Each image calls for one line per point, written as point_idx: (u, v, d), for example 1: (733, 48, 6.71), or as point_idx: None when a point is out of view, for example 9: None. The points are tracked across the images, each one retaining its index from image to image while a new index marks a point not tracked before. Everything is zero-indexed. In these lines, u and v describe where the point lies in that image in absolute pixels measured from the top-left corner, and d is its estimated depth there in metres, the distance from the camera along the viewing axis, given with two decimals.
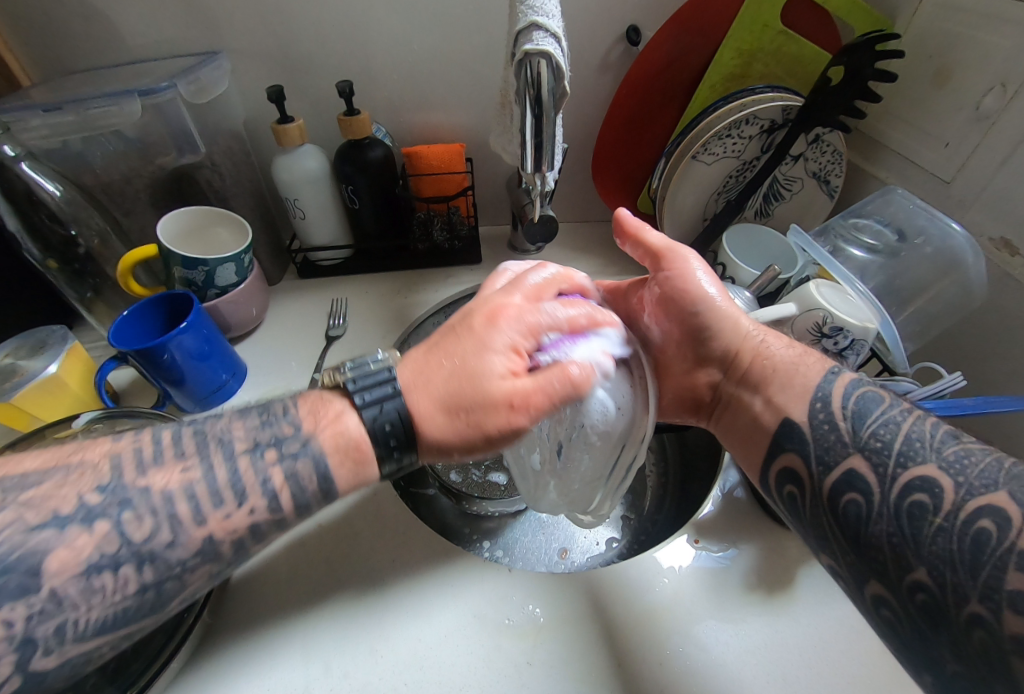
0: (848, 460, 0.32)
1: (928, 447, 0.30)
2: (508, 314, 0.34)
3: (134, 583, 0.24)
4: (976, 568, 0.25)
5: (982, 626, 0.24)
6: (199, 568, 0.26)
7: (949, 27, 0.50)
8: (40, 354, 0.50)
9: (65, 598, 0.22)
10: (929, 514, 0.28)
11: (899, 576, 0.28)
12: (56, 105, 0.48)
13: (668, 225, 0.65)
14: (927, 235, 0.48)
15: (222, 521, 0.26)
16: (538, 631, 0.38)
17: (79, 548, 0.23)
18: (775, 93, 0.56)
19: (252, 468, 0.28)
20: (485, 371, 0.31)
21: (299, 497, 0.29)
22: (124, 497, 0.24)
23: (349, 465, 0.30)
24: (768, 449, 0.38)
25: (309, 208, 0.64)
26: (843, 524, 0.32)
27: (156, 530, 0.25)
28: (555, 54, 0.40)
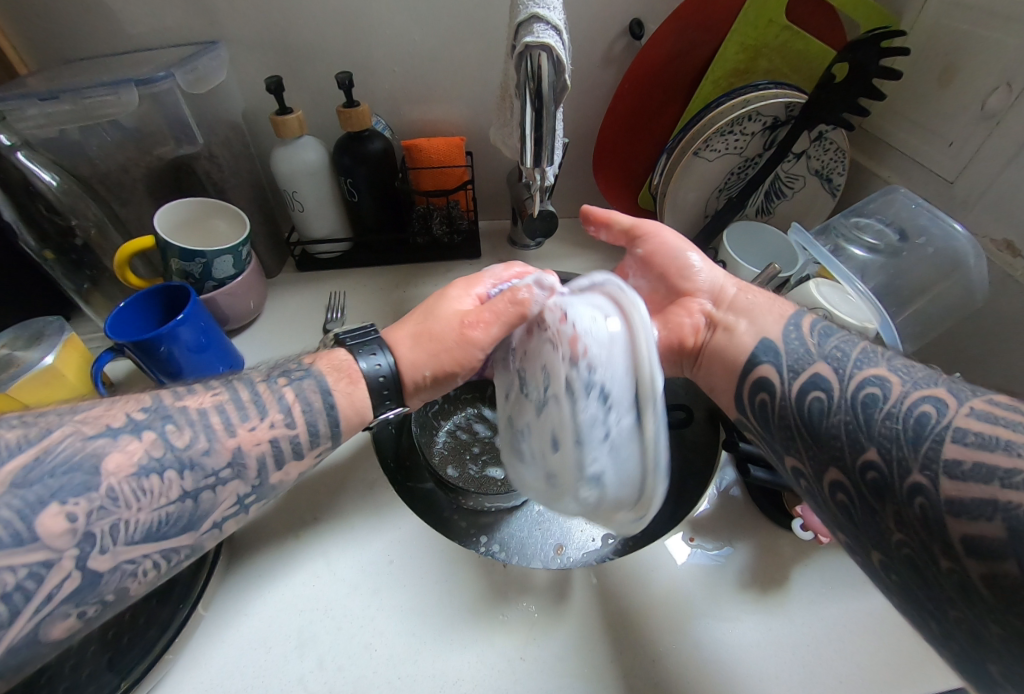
0: (814, 366, 0.34)
1: (879, 356, 0.32)
2: (464, 281, 0.45)
3: (176, 488, 0.28)
4: (919, 442, 0.26)
5: (923, 494, 0.25)
6: (229, 482, 0.30)
7: (955, 25, 0.49)
8: (37, 345, 0.50)
9: (120, 497, 0.26)
10: (879, 403, 0.29)
11: (853, 460, 0.28)
12: (52, 94, 0.47)
13: (668, 221, 0.65)
14: (929, 235, 0.47)
15: (248, 432, 0.31)
16: (532, 626, 0.38)
17: (131, 452, 0.27)
18: (780, 89, 0.55)
19: (269, 391, 0.34)
20: (444, 308, 0.42)
21: (310, 419, 0.34)
22: (167, 414, 0.29)
23: (343, 383, 0.36)
24: (743, 364, 0.38)
25: (308, 201, 0.64)
26: (805, 418, 0.32)
27: (194, 439, 0.29)
28: (556, 47, 0.40)
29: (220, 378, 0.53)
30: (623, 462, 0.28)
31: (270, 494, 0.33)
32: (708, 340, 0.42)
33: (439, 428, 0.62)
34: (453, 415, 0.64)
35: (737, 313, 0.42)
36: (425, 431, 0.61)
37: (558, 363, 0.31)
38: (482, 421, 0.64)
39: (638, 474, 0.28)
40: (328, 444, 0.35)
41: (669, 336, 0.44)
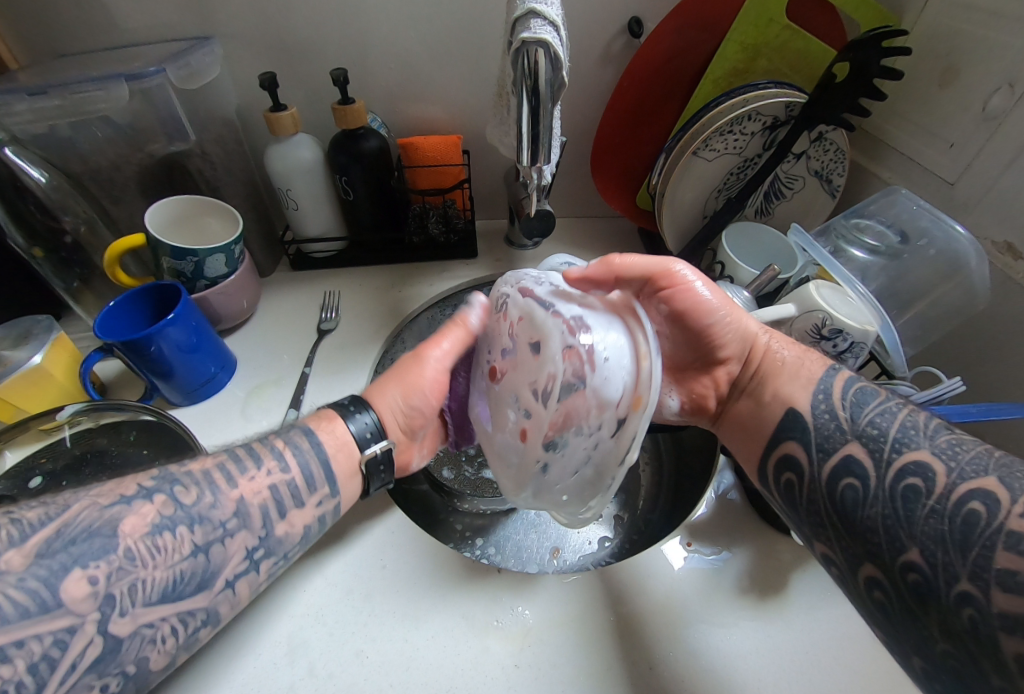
0: (847, 447, 0.34)
1: (921, 437, 0.32)
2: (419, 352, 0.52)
3: (188, 543, 0.28)
4: (966, 547, 0.27)
5: (971, 604, 0.26)
6: (237, 534, 0.30)
7: (957, 25, 0.49)
8: (25, 344, 0.49)
9: (137, 556, 0.26)
10: (922, 497, 0.29)
11: (892, 559, 0.29)
12: (41, 89, 0.46)
13: (667, 221, 0.64)
14: (930, 238, 0.47)
15: (249, 483, 0.32)
16: (527, 633, 0.38)
17: (145, 514, 0.27)
18: (780, 88, 0.54)
19: (262, 444, 0.35)
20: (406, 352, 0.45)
21: (304, 467, 0.35)
22: (173, 477, 0.30)
23: (322, 422, 0.38)
24: (766, 443, 0.40)
25: (302, 199, 0.63)
26: (839, 506, 0.33)
27: (201, 495, 0.30)
28: (553, 43, 0.39)
29: (211, 379, 0.52)
30: (614, 340, 0.30)
31: (279, 547, 0.33)
32: (734, 407, 0.43)
33: None
34: None
35: (762, 377, 0.42)
36: None
37: (521, 314, 0.36)
38: None
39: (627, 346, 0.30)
40: (325, 490, 0.36)
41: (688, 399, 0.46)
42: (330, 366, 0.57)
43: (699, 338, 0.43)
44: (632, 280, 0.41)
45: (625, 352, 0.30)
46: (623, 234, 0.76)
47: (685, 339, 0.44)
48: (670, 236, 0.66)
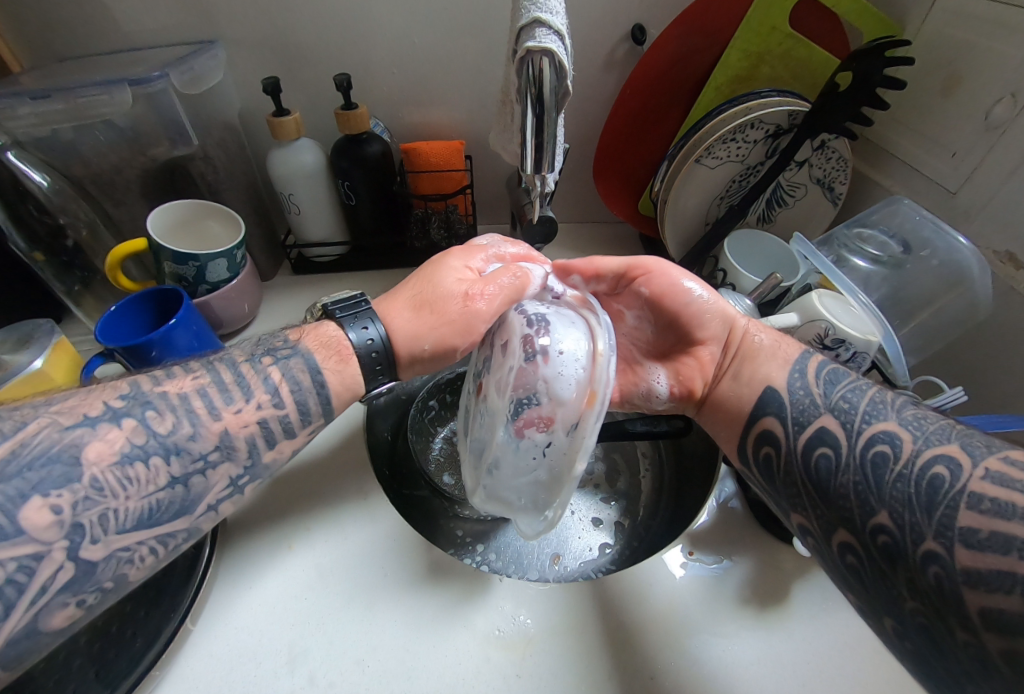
0: (820, 419, 0.34)
1: (890, 408, 0.32)
2: (461, 251, 0.44)
3: (163, 475, 0.28)
4: (932, 507, 0.26)
5: (937, 563, 0.24)
6: (219, 464, 0.30)
7: (960, 35, 0.49)
8: (26, 348, 0.48)
9: (105, 485, 0.25)
10: (889, 462, 0.29)
11: (863, 523, 0.29)
12: (43, 92, 0.46)
13: (669, 228, 0.64)
14: (933, 249, 0.47)
15: (234, 414, 0.31)
16: (528, 642, 0.38)
17: (112, 441, 0.26)
18: (782, 97, 0.55)
19: (253, 370, 0.33)
20: (440, 279, 0.41)
21: (298, 397, 0.34)
22: (146, 400, 0.29)
23: (333, 361, 0.35)
24: (746, 420, 0.39)
25: (304, 204, 0.63)
26: (814, 473, 0.33)
27: (176, 425, 0.29)
28: (558, 52, 0.39)
29: None
30: (572, 341, 0.33)
31: (263, 475, 0.33)
32: (714, 387, 0.42)
33: (434, 435, 0.60)
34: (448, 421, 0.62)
35: (739, 356, 0.42)
36: (421, 436, 0.60)
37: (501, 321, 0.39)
38: None
39: (584, 345, 0.32)
40: (319, 418, 0.35)
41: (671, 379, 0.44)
42: None
43: (677, 322, 0.45)
44: (609, 274, 0.47)
45: (581, 350, 0.32)
46: (624, 239, 0.76)
47: (664, 323, 0.46)
48: (672, 243, 0.66)
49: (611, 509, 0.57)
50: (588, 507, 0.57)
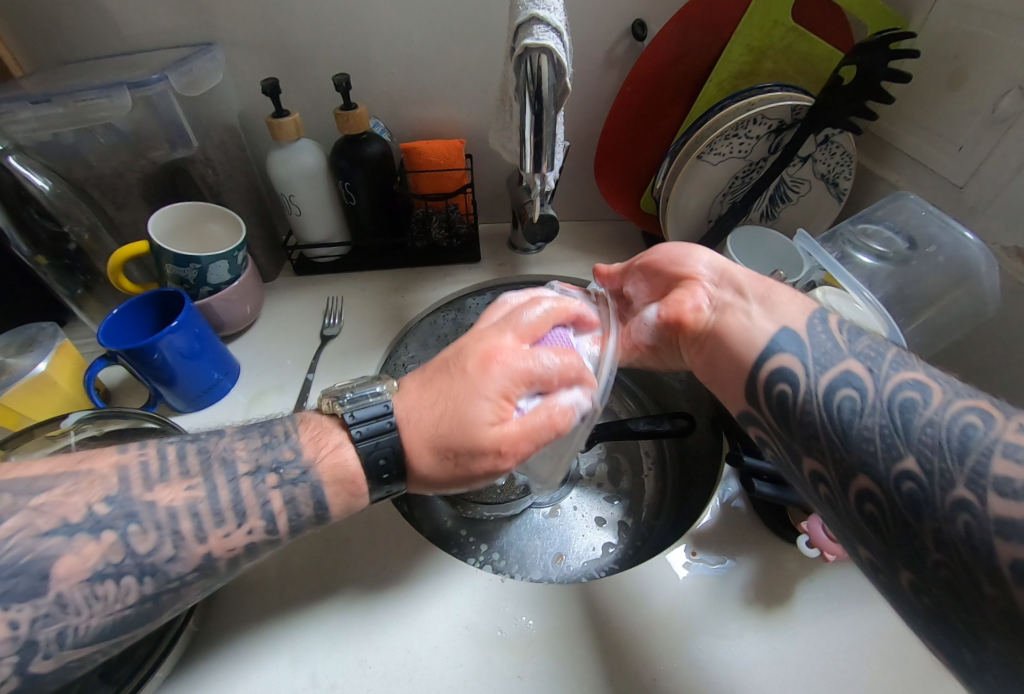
0: (845, 362, 0.33)
1: (917, 360, 0.31)
2: (503, 352, 0.35)
3: (135, 593, 0.26)
4: (964, 456, 0.25)
5: (969, 512, 0.23)
6: (194, 583, 0.28)
7: (966, 26, 0.48)
8: (30, 351, 0.49)
9: (70, 602, 0.24)
10: (919, 409, 0.28)
11: (887, 469, 0.27)
12: (45, 97, 0.46)
13: (671, 225, 0.64)
14: (939, 244, 0.46)
15: (221, 538, 0.28)
16: (530, 643, 0.37)
17: (86, 556, 0.25)
18: (784, 91, 0.54)
19: (253, 489, 0.30)
20: (474, 416, 0.32)
21: (294, 519, 0.31)
22: (132, 510, 0.26)
23: (343, 496, 0.32)
24: (754, 358, 0.37)
25: (305, 204, 0.63)
26: (832, 418, 0.31)
27: (159, 544, 0.27)
28: (556, 50, 0.39)
29: (215, 386, 0.52)
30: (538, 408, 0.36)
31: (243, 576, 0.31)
32: (720, 325, 0.40)
33: None
34: None
35: (747, 297, 0.41)
36: None
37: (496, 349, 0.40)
38: None
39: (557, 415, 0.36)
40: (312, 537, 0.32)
41: (670, 315, 0.43)
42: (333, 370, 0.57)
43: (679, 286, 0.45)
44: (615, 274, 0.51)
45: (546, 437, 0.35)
46: (627, 237, 0.76)
47: (666, 289, 0.46)
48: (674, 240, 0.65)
49: (615, 508, 0.57)
50: (591, 506, 0.57)
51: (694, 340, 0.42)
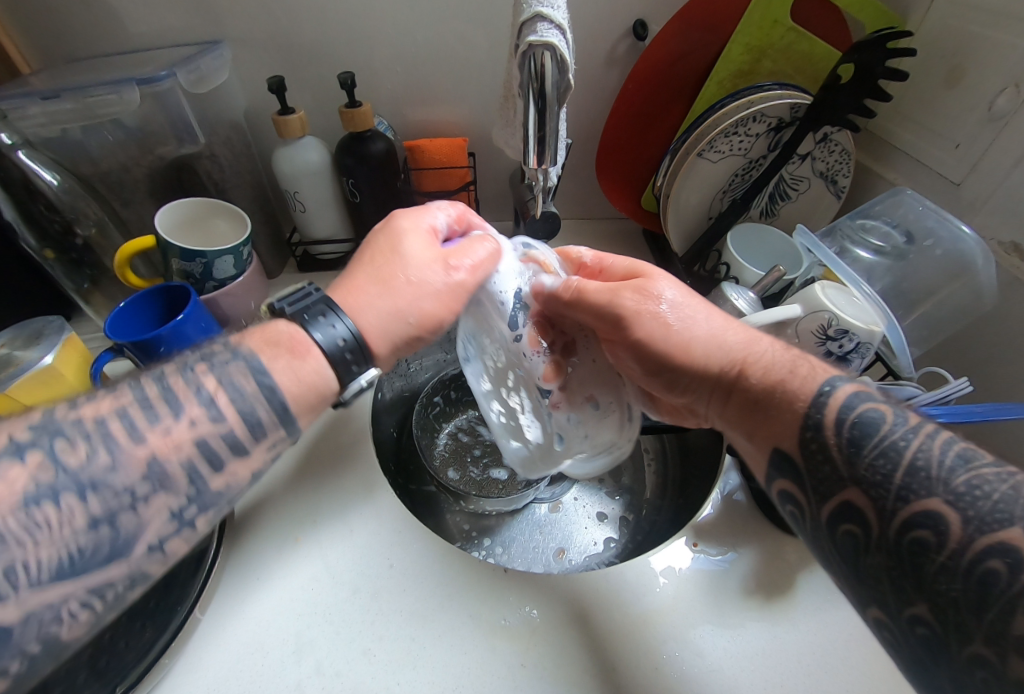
0: (843, 493, 0.28)
1: (935, 476, 0.25)
2: (412, 212, 0.40)
3: (81, 514, 0.24)
4: (982, 608, 0.22)
5: (986, 667, 0.22)
6: (152, 497, 0.26)
7: (963, 26, 0.49)
8: (37, 344, 0.49)
9: (7, 533, 0.22)
10: (930, 553, 0.24)
11: (898, 605, 0.25)
12: (54, 92, 0.47)
13: (672, 223, 0.64)
14: (937, 238, 0.47)
15: (164, 437, 0.27)
16: (534, 631, 0.38)
17: (13, 481, 0.23)
18: (783, 90, 0.55)
19: (184, 381, 0.29)
20: (408, 254, 0.37)
21: (244, 408, 0.29)
22: (56, 429, 0.26)
23: (285, 359, 0.31)
24: (767, 470, 0.33)
25: (309, 200, 0.64)
26: (839, 548, 0.29)
27: (93, 455, 0.25)
28: (560, 46, 0.39)
29: None
30: None
31: (217, 505, 0.29)
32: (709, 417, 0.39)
33: (440, 431, 0.61)
34: (454, 417, 0.63)
35: (748, 396, 0.34)
36: (426, 433, 0.60)
37: None
38: (483, 424, 0.64)
39: None
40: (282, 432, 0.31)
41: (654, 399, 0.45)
42: None
43: None
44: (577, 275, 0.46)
45: None
46: (628, 234, 0.76)
47: None
48: (674, 237, 0.66)
49: (615, 503, 0.58)
50: (593, 501, 0.57)
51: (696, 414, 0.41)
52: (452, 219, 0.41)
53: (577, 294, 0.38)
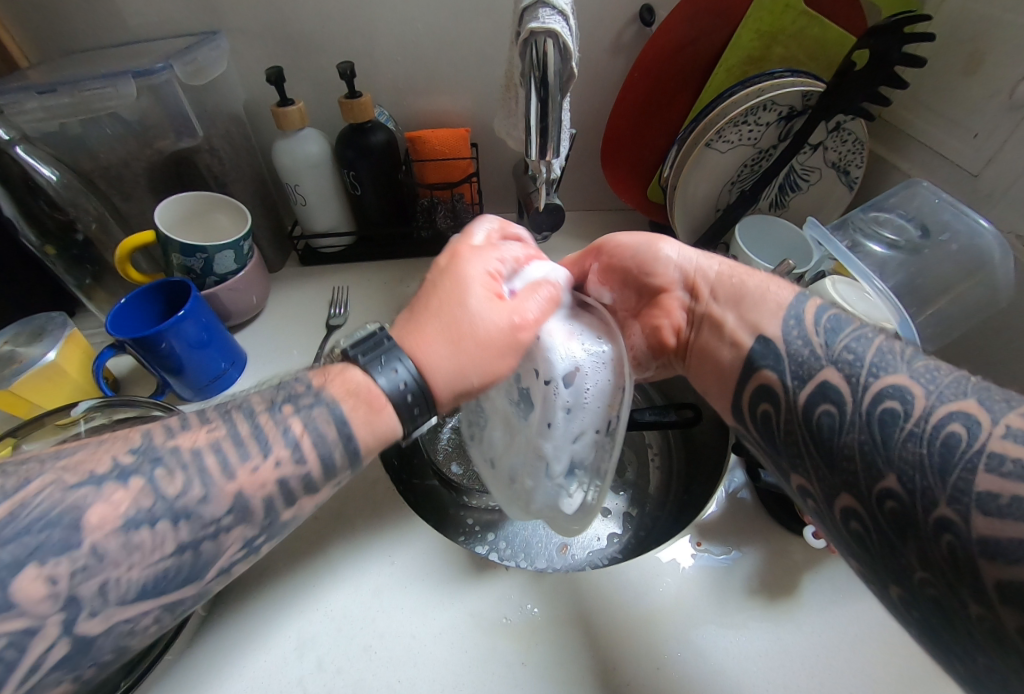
0: (822, 373, 0.32)
1: (898, 361, 0.31)
2: (471, 253, 0.36)
3: (171, 541, 0.23)
4: (946, 470, 0.25)
5: (951, 531, 0.24)
6: (233, 529, 0.25)
7: (983, 9, 0.47)
8: (40, 341, 0.49)
9: (106, 554, 0.22)
10: (900, 421, 0.28)
11: (870, 487, 0.28)
12: (50, 86, 0.46)
13: (678, 214, 0.62)
14: (953, 232, 0.45)
15: (250, 475, 0.26)
16: (535, 630, 0.38)
17: (117, 502, 0.22)
18: (795, 77, 0.53)
19: (271, 422, 0.28)
20: (470, 300, 0.33)
21: (323, 452, 0.28)
22: (156, 455, 0.25)
23: (364, 412, 0.29)
24: (739, 372, 0.38)
25: (310, 194, 0.63)
26: (816, 432, 0.31)
27: (188, 486, 0.24)
28: (562, 33, 0.38)
29: (221, 375, 0.52)
30: None
31: (283, 531, 0.28)
32: (694, 339, 0.42)
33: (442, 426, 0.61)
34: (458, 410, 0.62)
35: (722, 301, 0.41)
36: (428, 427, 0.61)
37: None
38: None
39: None
40: (348, 475, 0.29)
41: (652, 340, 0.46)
42: None
43: (646, 288, 0.47)
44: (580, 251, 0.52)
45: None
46: (634, 227, 0.75)
47: (625, 288, 0.48)
48: (682, 229, 0.64)
49: (619, 498, 0.58)
50: None
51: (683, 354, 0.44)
52: (516, 264, 0.37)
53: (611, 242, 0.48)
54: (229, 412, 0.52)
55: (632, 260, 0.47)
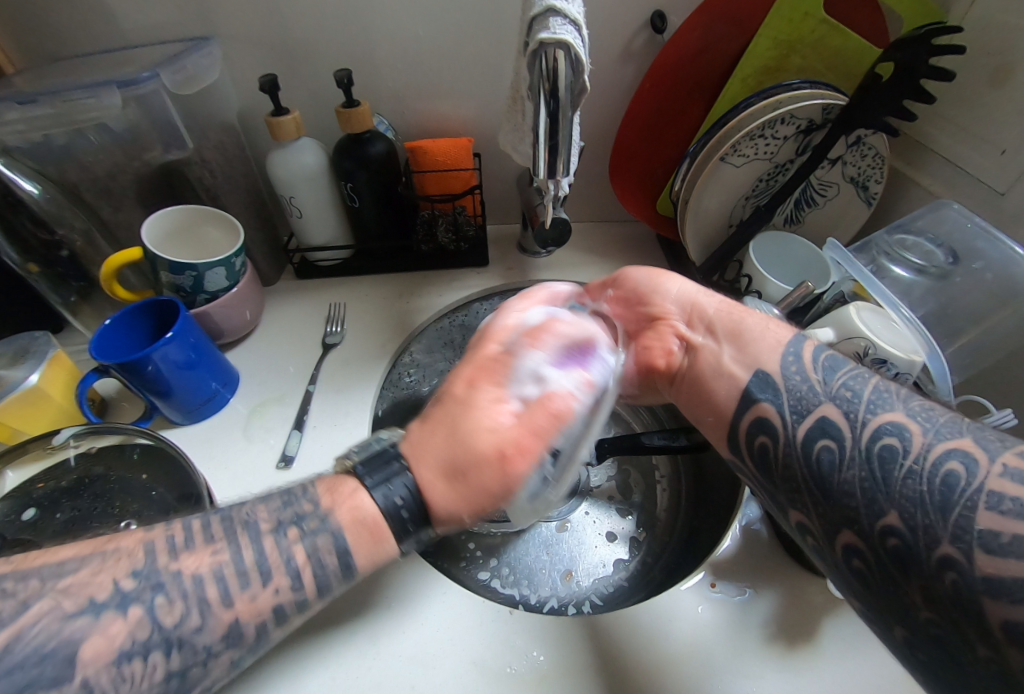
0: (820, 409, 0.31)
1: (894, 399, 0.30)
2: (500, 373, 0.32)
3: (161, 670, 0.22)
4: (947, 509, 0.24)
5: (955, 570, 0.23)
6: (223, 654, 0.24)
7: (1011, 20, 0.45)
8: (22, 362, 0.47)
9: (97, 687, 0.21)
10: (899, 458, 0.27)
11: (871, 524, 0.26)
12: (31, 96, 0.44)
13: (689, 229, 0.60)
14: (986, 260, 0.43)
15: (249, 601, 0.25)
16: (540, 680, 0.36)
17: (114, 634, 0.22)
18: (815, 89, 0.51)
19: (276, 548, 0.26)
20: (473, 427, 0.29)
21: (322, 579, 0.27)
22: (158, 581, 0.24)
23: (365, 540, 0.28)
24: (735, 408, 0.36)
25: (306, 206, 0.61)
26: (814, 470, 0.30)
27: (187, 614, 0.24)
28: (574, 44, 0.36)
29: (212, 396, 0.50)
30: None
31: (265, 650, 0.27)
32: (685, 367, 0.40)
33: None
34: None
35: (719, 336, 0.39)
36: None
37: None
38: None
39: None
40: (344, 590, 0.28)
41: (642, 364, 0.43)
42: (335, 381, 0.55)
43: (644, 317, 0.45)
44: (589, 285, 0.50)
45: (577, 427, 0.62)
46: (640, 240, 0.73)
47: (626, 316, 0.46)
48: (692, 245, 0.62)
49: (626, 522, 0.55)
50: (604, 518, 0.55)
51: (671, 383, 0.42)
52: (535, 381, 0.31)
53: (619, 275, 0.48)
54: (219, 436, 0.50)
55: (635, 289, 0.46)
